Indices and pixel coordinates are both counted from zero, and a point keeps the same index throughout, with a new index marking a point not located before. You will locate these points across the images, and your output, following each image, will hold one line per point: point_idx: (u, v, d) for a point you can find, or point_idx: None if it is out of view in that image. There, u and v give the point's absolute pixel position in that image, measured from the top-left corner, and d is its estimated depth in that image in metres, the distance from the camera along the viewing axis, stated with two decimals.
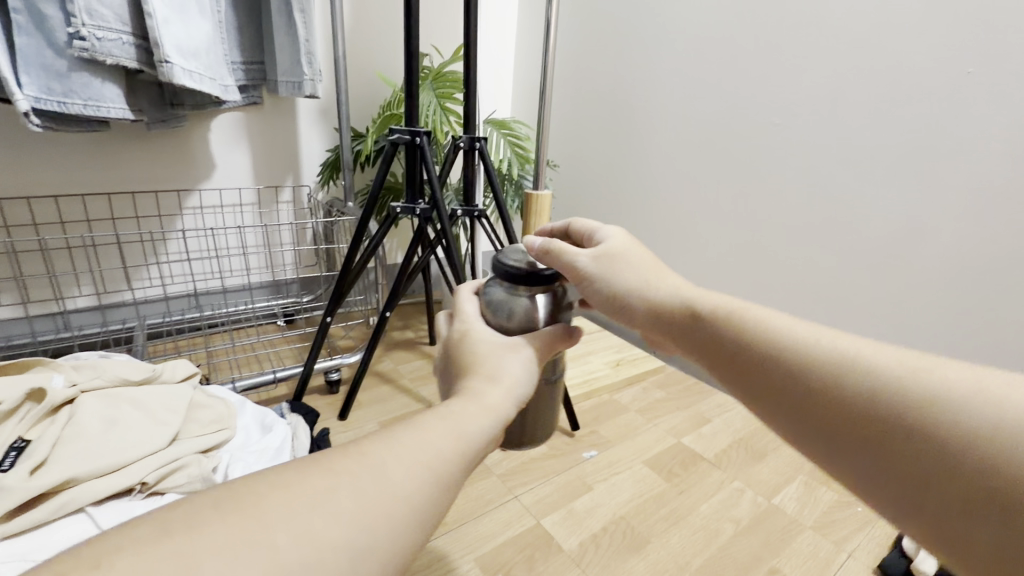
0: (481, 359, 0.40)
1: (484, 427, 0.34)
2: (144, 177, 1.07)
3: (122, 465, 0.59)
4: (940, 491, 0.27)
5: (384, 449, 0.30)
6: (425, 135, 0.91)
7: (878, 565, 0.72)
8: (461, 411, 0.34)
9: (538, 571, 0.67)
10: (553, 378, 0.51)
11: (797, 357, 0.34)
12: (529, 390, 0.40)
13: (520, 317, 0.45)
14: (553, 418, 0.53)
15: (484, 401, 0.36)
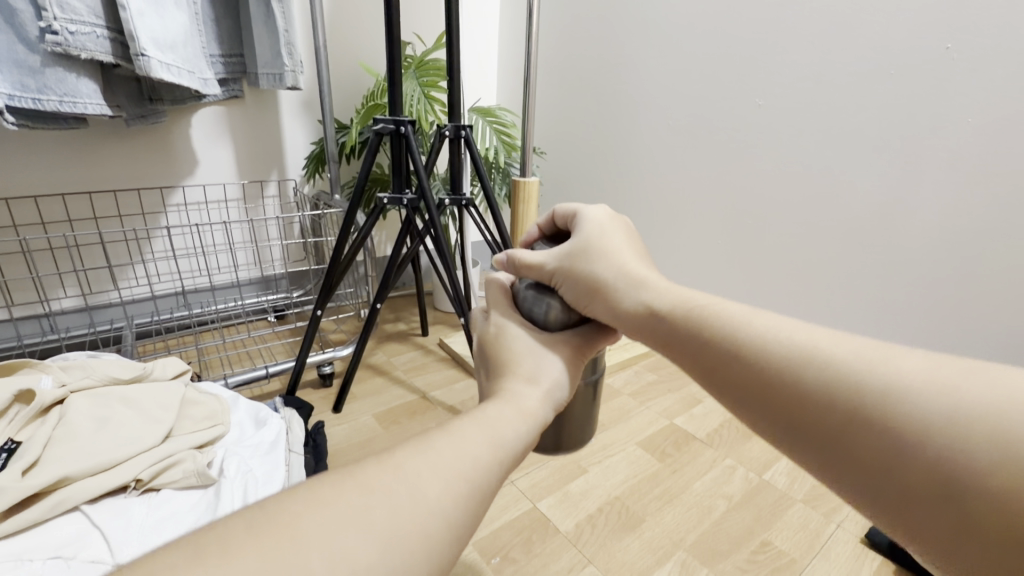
0: (519, 360, 0.40)
1: (522, 431, 0.35)
2: (124, 175, 1.05)
3: (116, 463, 0.59)
4: (904, 483, 0.26)
5: (422, 458, 0.30)
6: (410, 124, 0.91)
7: (866, 534, 0.74)
8: (497, 415, 0.35)
9: (536, 553, 0.68)
10: (592, 378, 0.47)
11: (756, 355, 0.33)
12: (568, 389, 0.41)
13: (558, 315, 0.43)
14: (592, 419, 0.50)
15: (521, 404, 0.37)
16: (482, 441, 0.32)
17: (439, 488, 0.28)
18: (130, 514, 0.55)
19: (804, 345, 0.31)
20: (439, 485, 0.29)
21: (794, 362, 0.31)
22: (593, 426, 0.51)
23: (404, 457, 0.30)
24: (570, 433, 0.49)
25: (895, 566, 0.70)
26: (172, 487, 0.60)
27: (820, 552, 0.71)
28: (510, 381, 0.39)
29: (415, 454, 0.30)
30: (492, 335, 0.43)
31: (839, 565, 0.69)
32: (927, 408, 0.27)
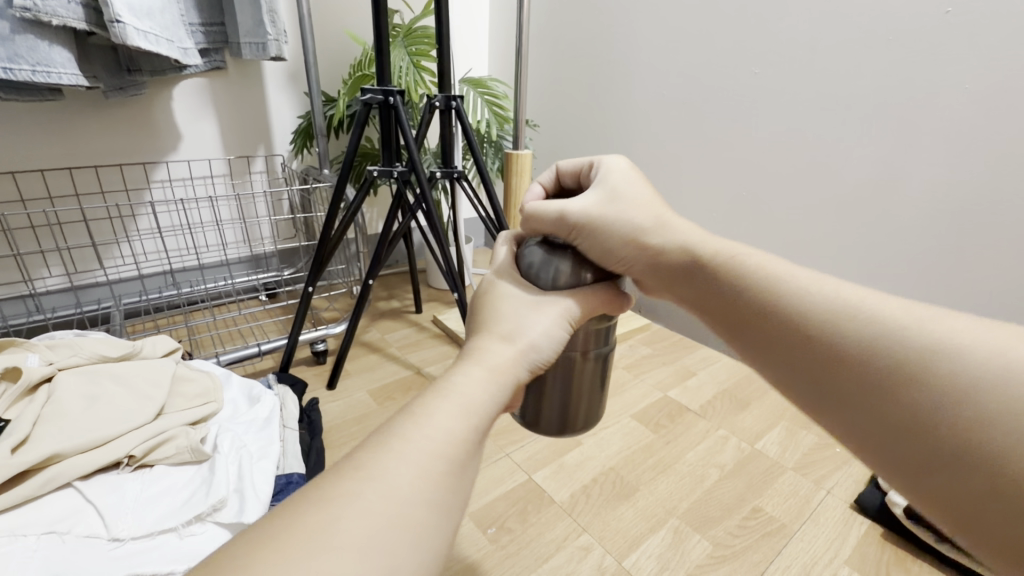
0: (497, 318, 0.36)
1: (495, 394, 0.32)
2: (105, 149, 1.02)
3: (107, 440, 0.59)
4: (927, 449, 0.27)
5: (386, 453, 0.27)
6: (399, 94, 0.88)
7: (854, 499, 0.76)
8: (464, 380, 0.31)
9: (532, 522, 0.69)
10: (603, 349, 0.45)
11: (792, 321, 0.33)
12: (551, 351, 0.37)
13: (568, 278, 0.39)
14: (602, 396, 0.48)
15: (492, 363, 0.33)
16: (453, 412, 0.30)
17: (413, 474, 0.26)
18: (124, 489, 0.55)
19: (845, 308, 0.32)
20: (411, 470, 0.26)
21: (828, 324, 0.32)
22: (603, 403, 0.49)
23: (372, 449, 0.28)
24: (579, 409, 0.46)
25: (882, 529, 0.72)
26: (166, 463, 0.60)
27: (810, 518, 0.73)
28: (483, 340, 0.35)
29: (384, 444, 0.28)
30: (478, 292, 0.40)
31: (827, 529, 0.71)
32: (966, 373, 0.26)
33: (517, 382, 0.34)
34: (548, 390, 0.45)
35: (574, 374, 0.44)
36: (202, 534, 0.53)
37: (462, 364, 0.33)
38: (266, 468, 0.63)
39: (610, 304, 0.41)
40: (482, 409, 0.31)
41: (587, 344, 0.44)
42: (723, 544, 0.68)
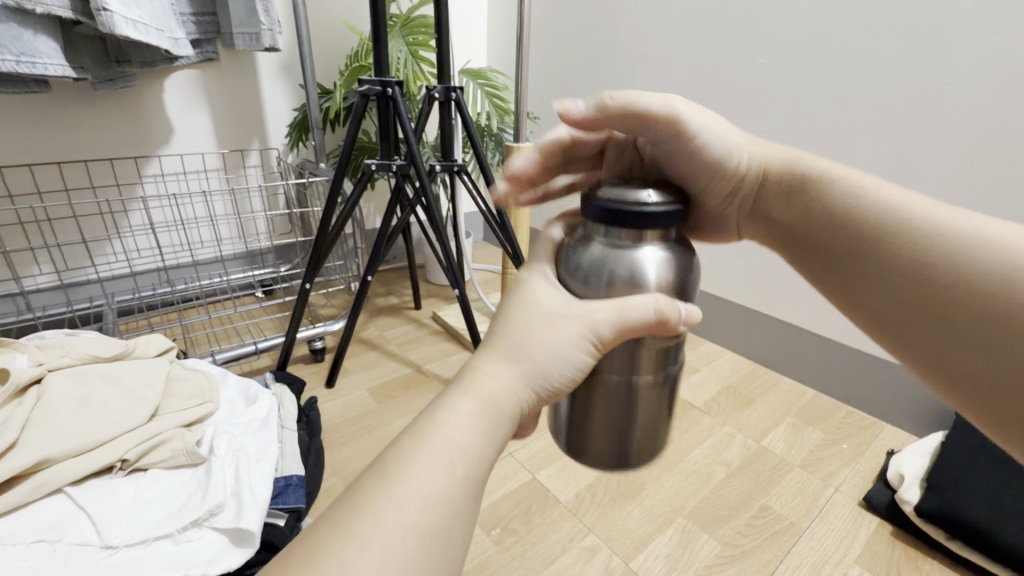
0: (501, 329, 0.33)
1: (485, 435, 0.30)
2: (94, 143, 1.00)
3: (99, 443, 0.57)
4: (984, 358, 0.31)
5: (360, 520, 0.26)
6: (398, 85, 0.86)
7: (862, 498, 0.75)
8: (450, 421, 0.29)
9: (536, 523, 0.68)
10: (666, 374, 0.38)
11: (875, 245, 0.35)
12: (564, 375, 0.33)
13: (623, 287, 0.34)
14: (666, 425, 0.40)
15: (485, 394, 0.31)
16: (438, 470, 0.28)
17: (388, 553, 0.25)
18: (117, 494, 0.54)
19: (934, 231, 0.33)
20: (381, 540, 0.25)
21: (891, 236, 0.35)
22: (669, 433, 0.41)
23: (345, 511, 0.26)
24: (639, 442, 0.39)
25: (891, 527, 0.71)
26: (160, 466, 0.58)
27: (818, 516, 0.71)
28: (484, 359, 0.33)
29: (356, 506, 0.26)
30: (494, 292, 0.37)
31: (836, 528, 0.70)
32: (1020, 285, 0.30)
33: (515, 409, 0.32)
34: (599, 422, 0.38)
35: (630, 404, 0.38)
36: (198, 541, 0.51)
37: (455, 396, 0.31)
38: (264, 471, 0.61)
39: (661, 320, 0.33)
40: (470, 458, 0.29)
41: (643, 369, 0.37)
42: (731, 544, 0.66)
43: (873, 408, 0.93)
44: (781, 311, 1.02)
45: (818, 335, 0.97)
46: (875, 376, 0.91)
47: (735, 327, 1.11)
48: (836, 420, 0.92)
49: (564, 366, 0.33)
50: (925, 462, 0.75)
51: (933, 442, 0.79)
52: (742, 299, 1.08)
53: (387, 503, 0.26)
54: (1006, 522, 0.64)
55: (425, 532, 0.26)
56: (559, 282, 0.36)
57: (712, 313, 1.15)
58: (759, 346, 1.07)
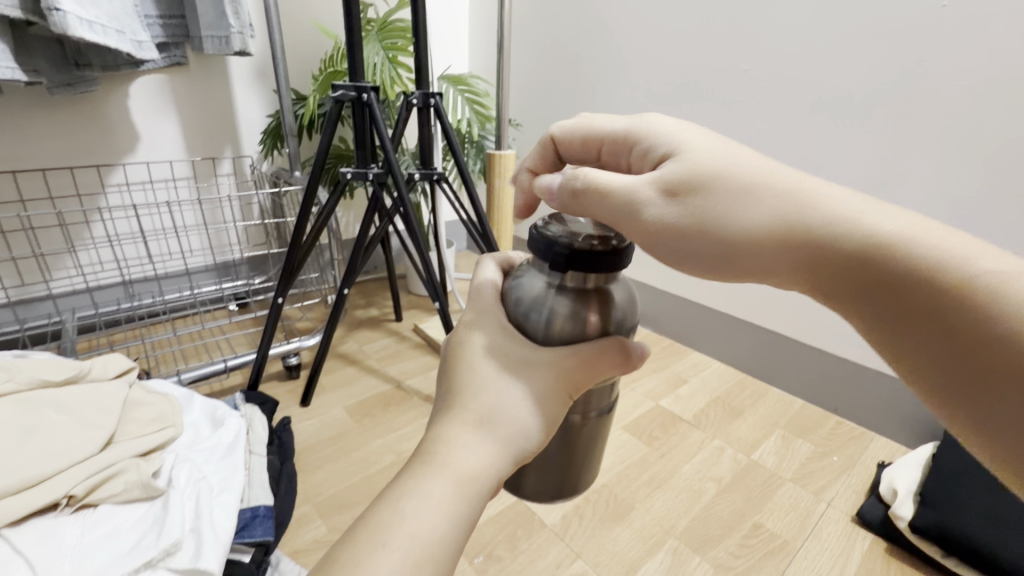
0: (473, 387, 0.31)
1: (458, 516, 0.28)
2: (53, 151, 0.94)
3: (43, 478, 0.52)
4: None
5: None
6: (373, 91, 0.83)
7: (855, 513, 0.73)
8: (420, 509, 0.28)
9: (521, 549, 0.65)
10: (606, 409, 0.40)
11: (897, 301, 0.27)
12: (538, 436, 0.32)
13: (561, 324, 0.34)
14: (600, 459, 0.42)
15: (459, 472, 0.29)
16: (396, 571, 0.26)
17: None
18: (60, 536, 0.49)
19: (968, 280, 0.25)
20: None
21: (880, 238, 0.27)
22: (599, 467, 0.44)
23: None
24: (574, 476, 0.41)
25: (885, 543, 0.69)
26: (112, 501, 0.54)
27: (811, 534, 0.69)
28: (453, 426, 0.31)
29: None
30: (457, 342, 0.34)
31: (831, 546, 0.68)
32: None
33: (490, 483, 0.30)
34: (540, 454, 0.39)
35: (572, 437, 0.39)
36: None
37: (422, 478, 0.29)
38: (228, 502, 0.57)
39: (624, 362, 0.34)
40: (433, 555, 0.27)
41: (589, 405, 0.39)
42: (724, 566, 0.64)
43: (862, 418, 0.92)
44: (768, 320, 1.00)
45: (806, 344, 0.95)
46: (863, 386, 0.90)
47: (723, 337, 1.09)
48: (826, 431, 0.91)
49: (537, 425, 0.32)
50: (917, 475, 0.74)
51: (924, 454, 0.78)
52: (728, 308, 1.07)
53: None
54: (1000, 538, 0.63)
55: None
56: (504, 321, 0.36)
57: (699, 322, 1.13)
58: (747, 356, 1.06)
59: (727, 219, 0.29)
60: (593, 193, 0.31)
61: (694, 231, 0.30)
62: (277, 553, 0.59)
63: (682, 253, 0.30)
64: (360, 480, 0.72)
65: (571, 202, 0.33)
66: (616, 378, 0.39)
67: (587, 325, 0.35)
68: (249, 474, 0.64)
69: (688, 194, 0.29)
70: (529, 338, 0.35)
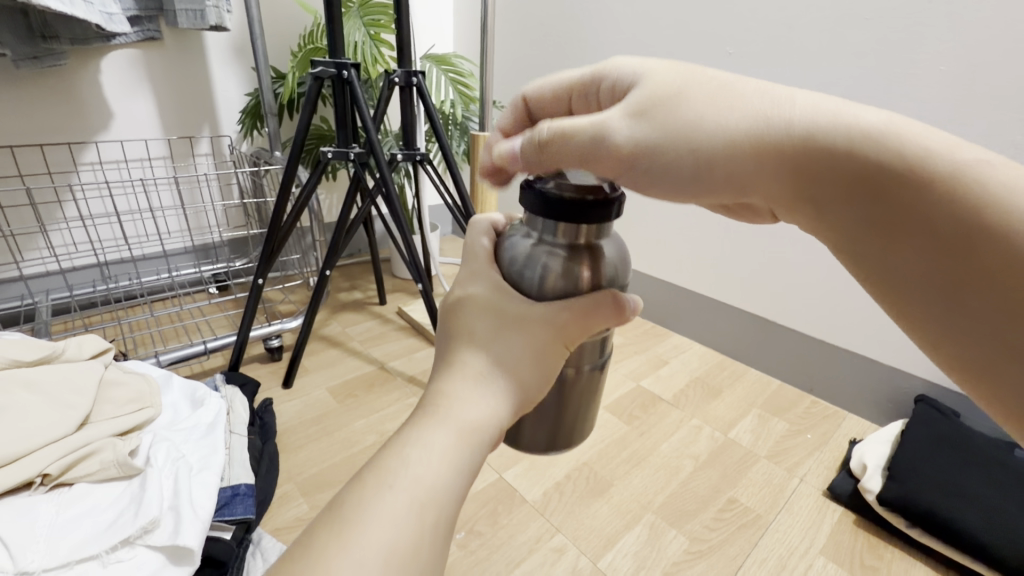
0: (472, 345, 0.32)
1: (461, 467, 0.29)
2: (21, 128, 0.91)
3: (17, 457, 0.52)
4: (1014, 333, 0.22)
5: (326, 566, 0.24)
6: (354, 68, 0.81)
7: (826, 487, 0.75)
8: (422, 460, 0.28)
9: (502, 525, 0.66)
10: (598, 363, 0.40)
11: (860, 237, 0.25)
12: (536, 388, 0.33)
13: (555, 280, 0.34)
14: (593, 414, 0.43)
15: (462, 422, 0.30)
16: (403, 514, 0.26)
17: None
18: (35, 513, 0.49)
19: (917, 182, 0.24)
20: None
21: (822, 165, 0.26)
22: (591, 426, 0.44)
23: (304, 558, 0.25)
24: (567, 433, 0.42)
25: (854, 515, 0.72)
26: (88, 480, 0.54)
27: (784, 507, 0.71)
28: (454, 380, 0.31)
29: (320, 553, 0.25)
30: (453, 303, 0.35)
31: (802, 519, 0.70)
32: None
33: (490, 436, 0.31)
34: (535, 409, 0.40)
35: (566, 394, 0.40)
36: (129, 561, 0.47)
37: (425, 429, 0.29)
38: (207, 480, 0.57)
39: (617, 315, 0.35)
40: (438, 500, 0.28)
41: (582, 359, 0.39)
42: (699, 539, 0.66)
43: (837, 397, 0.94)
44: (747, 302, 1.02)
45: (783, 325, 0.97)
46: (838, 366, 0.92)
47: (703, 319, 1.11)
48: (801, 410, 0.93)
49: (535, 377, 0.33)
50: (886, 451, 0.76)
51: (893, 432, 0.80)
52: (709, 291, 1.08)
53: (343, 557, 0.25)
54: (961, 508, 0.65)
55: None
56: (499, 279, 0.35)
57: (680, 304, 1.14)
58: (727, 338, 1.08)
59: (697, 125, 0.27)
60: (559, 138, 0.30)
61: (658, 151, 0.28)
62: (259, 531, 0.60)
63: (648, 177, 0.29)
64: (342, 458, 0.72)
65: (538, 155, 0.31)
66: (609, 333, 0.40)
67: (581, 280, 0.34)
68: (230, 453, 0.64)
69: (650, 121, 0.28)
70: (524, 294, 0.34)
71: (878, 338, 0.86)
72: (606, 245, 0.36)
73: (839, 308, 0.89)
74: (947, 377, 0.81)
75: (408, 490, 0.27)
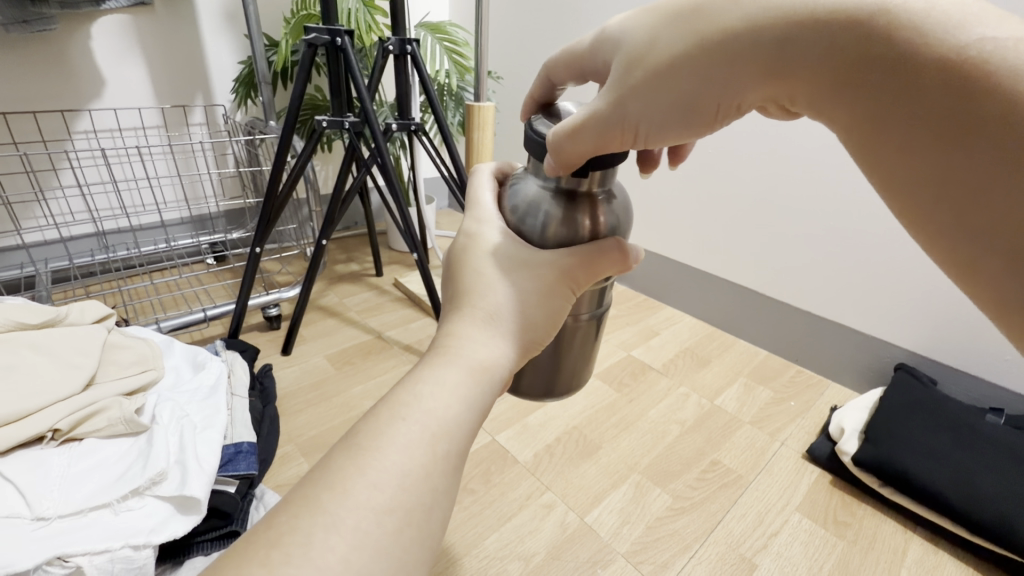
0: (481, 288, 0.33)
1: (471, 406, 0.30)
2: (14, 95, 0.91)
3: (27, 414, 0.54)
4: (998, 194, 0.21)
5: (338, 489, 0.25)
6: (348, 35, 0.80)
7: (806, 451, 0.79)
8: (431, 396, 0.29)
9: (495, 483, 0.69)
10: (597, 312, 0.42)
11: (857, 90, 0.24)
12: (542, 327, 0.35)
13: (556, 229, 0.36)
14: (592, 359, 0.45)
15: (472, 360, 0.31)
16: (416, 445, 0.27)
17: (358, 533, 0.24)
18: (47, 465, 0.51)
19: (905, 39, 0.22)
20: (361, 511, 0.24)
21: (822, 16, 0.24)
22: (591, 370, 0.46)
23: (316, 486, 0.25)
24: (567, 375, 0.44)
25: (831, 477, 0.75)
26: (96, 436, 0.56)
27: (765, 469, 0.75)
28: (464, 322, 0.33)
29: (330, 479, 0.25)
30: (460, 251, 0.36)
31: (781, 479, 0.73)
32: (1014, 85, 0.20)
33: (497, 379, 0.32)
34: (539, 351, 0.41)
35: (565, 339, 0.42)
36: (139, 510, 0.50)
37: (437, 366, 0.30)
38: (211, 439, 0.59)
39: (618, 266, 0.37)
40: (449, 433, 0.28)
41: (581, 307, 0.41)
42: (682, 496, 0.69)
43: (821, 367, 0.97)
44: (738, 274, 1.04)
45: (772, 297, 1.00)
46: (822, 336, 0.95)
47: (695, 292, 1.13)
48: (786, 379, 0.96)
49: (540, 319, 0.34)
50: (864, 417, 0.80)
51: (873, 399, 0.83)
52: (701, 263, 1.10)
53: (358, 482, 0.25)
54: (930, 469, 0.68)
55: (398, 512, 0.25)
56: (503, 225, 0.37)
57: (672, 277, 1.16)
58: (716, 310, 1.10)
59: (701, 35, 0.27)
60: (569, 133, 0.31)
61: (661, 85, 0.28)
62: (261, 488, 0.63)
63: (668, 109, 0.29)
64: (341, 421, 0.75)
65: (562, 158, 0.33)
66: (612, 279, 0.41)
67: (581, 228, 0.36)
68: (231, 414, 0.66)
69: (638, 60, 0.29)
70: (527, 241, 0.37)
71: (862, 309, 0.88)
72: (609, 194, 0.38)
73: (826, 280, 0.91)
74: (926, 346, 0.83)
75: (420, 422, 0.28)
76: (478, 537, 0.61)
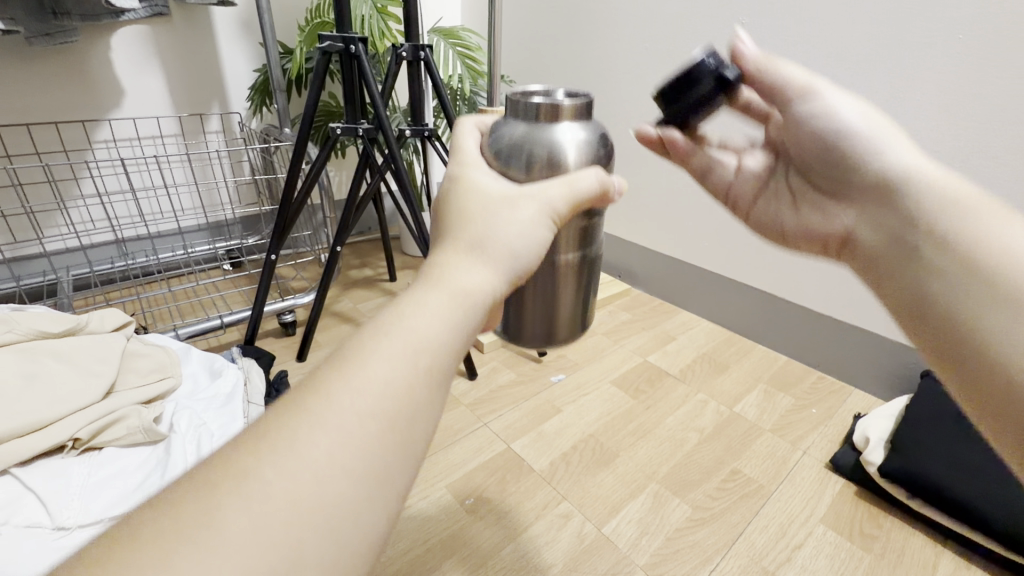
0: (468, 216, 0.30)
1: (456, 328, 0.26)
2: (38, 107, 0.93)
3: (48, 423, 0.54)
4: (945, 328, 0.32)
5: (310, 402, 0.23)
6: (361, 42, 0.80)
7: (830, 460, 0.77)
8: (413, 311, 0.26)
9: (510, 492, 0.68)
10: (588, 252, 0.40)
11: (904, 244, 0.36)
12: (537, 255, 0.31)
13: (541, 166, 0.34)
14: (589, 304, 0.43)
15: (459, 282, 0.27)
16: (397, 360, 0.24)
17: (331, 456, 0.22)
18: (68, 474, 0.51)
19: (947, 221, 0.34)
20: (335, 432, 0.22)
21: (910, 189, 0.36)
22: (589, 316, 0.45)
23: (284, 408, 0.23)
24: (564, 317, 0.42)
25: (855, 487, 0.73)
26: (116, 445, 0.56)
27: (787, 479, 0.73)
28: (449, 249, 0.29)
29: (301, 399, 0.23)
30: (443, 188, 0.33)
31: (804, 489, 0.72)
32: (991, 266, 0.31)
33: (488, 302, 0.28)
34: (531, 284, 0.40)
35: (558, 281, 0.40)
36: None
37: (420, 289, 0.27)
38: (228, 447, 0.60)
39: (605, 194, 0.34)
40: (434, 350, 0.25)
41: (571, 246, 0.39)
42: (702, 507, 0.68)
43: (843, 373, 0.95)
44: (756, 277, 1.02)
45: (792, 301, 0.98)
46: (844, 341, 0.92)
47: (711, 296, 1.11)
48: (806, 384, 0.94)
49: (530, 254, 0.30)
50: (889, 425, 0.77)
51: (898, 406, 0.81)
52: (717, 267, 1.09)
53: (327, 407, 0.22)
54: (961, 480, 0.66)
55: (380, 424, 0.23)
56: (488, 168, 0.35)
57: (688, 281, 1.15)
58: (734, 314, 1.08)
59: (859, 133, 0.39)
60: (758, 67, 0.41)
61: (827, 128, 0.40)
62: None
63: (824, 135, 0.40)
64: None
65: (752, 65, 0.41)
66: (602, 212, 0.39)
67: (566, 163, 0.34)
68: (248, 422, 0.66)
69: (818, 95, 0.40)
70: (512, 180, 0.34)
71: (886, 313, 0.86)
72: (585, 129, 0.36)
73: (849, 283, 0.89)
74: None
75: (397, 354, 0.24)
76: (495, 546, 0.61)
